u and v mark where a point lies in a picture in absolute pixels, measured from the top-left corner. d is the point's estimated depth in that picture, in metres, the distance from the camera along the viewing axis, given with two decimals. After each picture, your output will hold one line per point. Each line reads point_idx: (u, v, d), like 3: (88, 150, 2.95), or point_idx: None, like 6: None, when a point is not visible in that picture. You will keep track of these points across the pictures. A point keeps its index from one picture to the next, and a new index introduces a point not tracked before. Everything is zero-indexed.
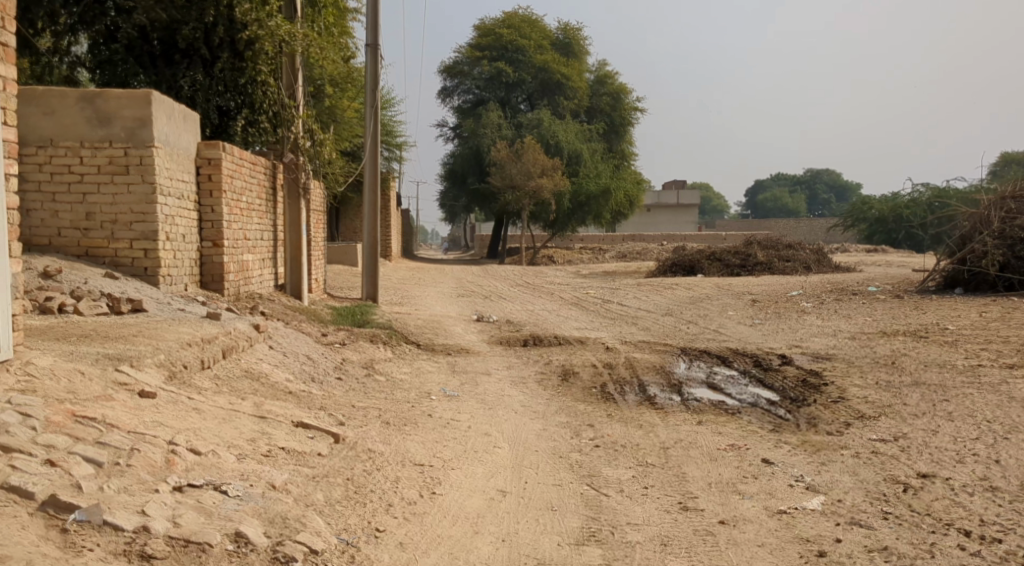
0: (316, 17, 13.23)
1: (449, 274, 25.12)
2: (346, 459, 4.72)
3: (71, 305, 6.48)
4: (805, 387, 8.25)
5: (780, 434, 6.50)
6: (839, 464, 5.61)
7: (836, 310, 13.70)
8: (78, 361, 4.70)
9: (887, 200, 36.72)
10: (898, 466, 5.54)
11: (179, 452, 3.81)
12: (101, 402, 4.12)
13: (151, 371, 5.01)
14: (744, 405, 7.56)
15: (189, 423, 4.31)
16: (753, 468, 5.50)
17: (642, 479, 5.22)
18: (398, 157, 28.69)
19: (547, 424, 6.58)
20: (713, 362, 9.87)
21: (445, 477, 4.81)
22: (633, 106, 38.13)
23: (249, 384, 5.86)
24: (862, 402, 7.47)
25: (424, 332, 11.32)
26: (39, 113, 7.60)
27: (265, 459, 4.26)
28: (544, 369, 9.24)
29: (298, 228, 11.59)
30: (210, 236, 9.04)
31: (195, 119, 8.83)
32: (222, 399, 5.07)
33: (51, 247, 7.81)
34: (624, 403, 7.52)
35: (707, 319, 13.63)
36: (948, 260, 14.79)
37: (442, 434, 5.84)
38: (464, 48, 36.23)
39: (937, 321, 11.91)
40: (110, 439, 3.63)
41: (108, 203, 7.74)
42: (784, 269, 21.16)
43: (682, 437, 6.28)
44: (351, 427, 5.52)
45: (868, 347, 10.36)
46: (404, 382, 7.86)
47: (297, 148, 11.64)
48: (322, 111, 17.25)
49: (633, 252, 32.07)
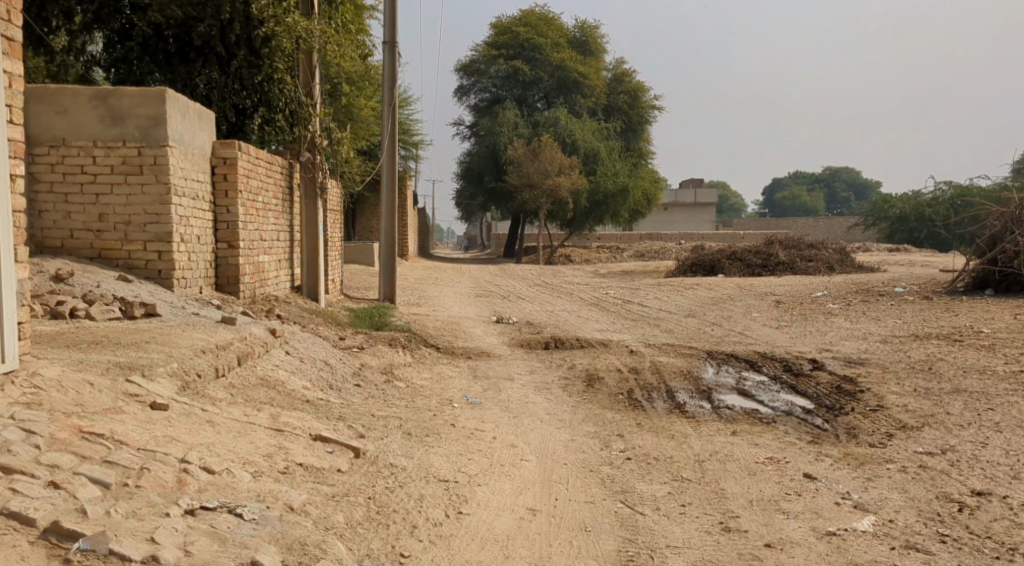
0: (334, 14, 12.92)
1: (467, 275, 24.39)
2: (367, 475, 4.47)
3: (82, 309, 6.29)
4: (841, 395, 7.91)
5: (820, 446, 6.19)
6: (887, 480, 5.28)
7: (865, 312, 13.27)
8: (87, 370, 4.47)
9: (908, 198, 36.07)
10: (950, 483, 5.20)
11: (192, 471, 3.55)
12: (111, 416, 3.89)
13: (164, 381, 4.77)
14: (778, 414, 7.26)
15: (203, 438, 4.08)
16: (795, 483, 5.20)
17: (678, 496, 4.92)
18: (414, 156, 28.52)
19: (574, 434, 6.31)
20: (741, 366, 9.54)
21: (472, 494, 4.55)
22: (651, 104, 37.73)
23: (266, 393, 5.65)
24: (903, 411, 7.11)
25: (444, 335, 11.05)
26: (52, 111, 7.43)
27: (283, 477, 4.01)
28: (568, 374, 8.96)
29: (315, 228, 11.39)
30: (225, 237, 8.83)
31: (210, 117, 8.64)
32: (237, 411, 4.83)
33: (63, 249, 7.63)
34: (653, 412, 7.22)
35: (731, 321, 13.27)
36: (978, 260, 14.32)
37: (466, 446, 5.58)
38: (481, 46, 35.99)
39: (970, 324, 11.47)
40: (119, 458, 3.38)
41: (121, 204, 7.56)
42: (807, 268, 20.67)
43: (718, 449, 5.98)
44: (372, 440, 5.27)
45: (902, 351, 9.99)
46: (424, 388, 7.61)
47: (314, 147, 11.45)
48: (338, 110, 17.05)
49: (652, 251, 31.66)
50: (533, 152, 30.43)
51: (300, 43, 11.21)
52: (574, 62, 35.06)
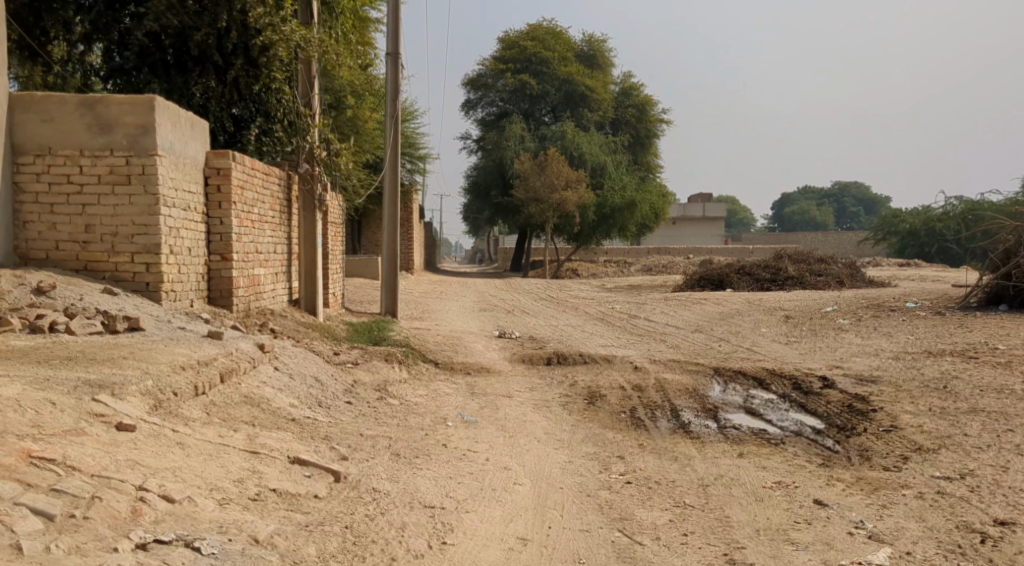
0: (334, 24, 12.68)
1: (471, 289, 24.12)
2: (346, 502, 4.19)
3: (62, 323, 6.06)
4: (853, 414, 7.58)
5: (831, 470, 5.88)
6: (903, 507, 4.96)
7: (876, 328, 12.90)
8: (53, 389, 4.23)
9: (919, 213, 35.70)
10: (971, 511, 4.88)
11: (149, 500, 3.28)
12: (70, 438, 3.64)
13: (134, 400, 4.50)
14: (787, 434, 6.96)
15: (170, 462, 3.83)
16: (806, 511, 4.89)
17: (680, 524, 4.62)
18: (420, 169, 28.32)
19: (572, 455, 6.01)
20: (749, 384, 9.21)
21: (458, 522, 4.26)
22: (659, 117, 37.58)
23: (249, 411, 5.40)
24: (918, 432, 6.77)
25: (443, 350, 10.77)
26: (38, 119, 7.25)
27: (253, 505, 3.74)
28: (569, 391, 8.65)
29: (313, 240, 11.14)
30: (218, 249, 8.59)
31: (203, 127, 8.45)
32: (212, 432, 4.56)
33: (49, 261, 7.38)
34: (656, 432, 6.91)
35: (739, 337, 12.94)
36: (991, 275, 13.96)
37: (456, 469, 5.30)
38: (489, 60, 35.94)
39: (985, 341, 11.11)
40: (68, 486, 3.12)
41: (108, 215, 7.35)
42: (817, 283, 20.28)
43: (723, 473, 5.68)
44: (355, 462, 4.98)
45: (915, 369, 9.64)
46: (419, 406, 7.34)
47: (313, 158, 11.24)
48: (342, 122, 16.91)
49: (660, 265, 31.36)
50: (540, 165, 30.12)
51: (298, 52, 11.05)
52: (581, 76, 34.94)
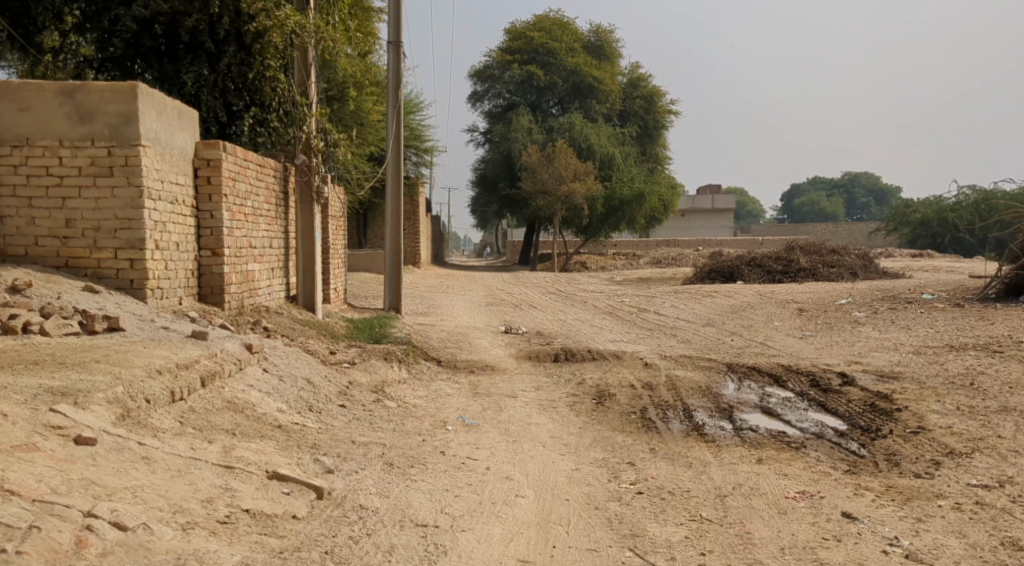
0: (331, 10, 12.22)
1: (478, 283, 23.69)
2: (328, 523, 3.81)
3: (36, 324, 5.69)
4: (876, 413, 7.15)
5: (857, 477, 5.46)
6: (940, 521, 4.55)
7: (894, 321, 12.43)
8: (8, 398, 3.86)
9: (931, 203, 35.05)
10: (1015, 525, 4.46)
11: (98, 529, 2.91)
12: (19, 454, 3.29)
13: (98, 410, 4.12)
14: (808, 437, 6.55)
15: (131, 480, 3.46)
16: (833, 526, 4.48)
17: (697, 541, 4.22)
18: (426, 161, 27.94)
19: (579, 462, 5.62)
20: (765, 381, 8.77)
21: (453, 544, 3.86)
22: (667, 108, 37.04)
23: (231, 418, 5.03)
24: (948, 434, 6.34)
25: (447, 347, 10.36)
26: (14, 108, 6.88)
27: (221, 529, 3.36)
28: (576, 390, 8.25)
29: (310, 234, 10.72)
30: (209, 244, 8.23)
31: (192, 116, 8.06)
32: (184, 444, 4.18)
33: (28, 257, 7.03)
34: (669, 434, 6.51)
35: (753, 331, 12.47)
36: (1011, 266, 13.43)
37: (454, 480, 4.92)
38: (496, 51, 35.49)
39: (1009, 334, 10.64)
40: (2, 515, 2.74)
41: (90, 208, 6.98)
42: (830, 274, 19.75)
43: (741, 481, 5.26)
44: (343, 476, 4.60)
45: (939, 364, 9.18)
46: (418, 408, 6.97)
47: (309, 149, 10.85)
48: (342, 113, 16.52)
49: (669, 257, 30.85)
50: (548, 157, 29.61)
51: (293, 39, 10.61)
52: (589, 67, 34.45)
